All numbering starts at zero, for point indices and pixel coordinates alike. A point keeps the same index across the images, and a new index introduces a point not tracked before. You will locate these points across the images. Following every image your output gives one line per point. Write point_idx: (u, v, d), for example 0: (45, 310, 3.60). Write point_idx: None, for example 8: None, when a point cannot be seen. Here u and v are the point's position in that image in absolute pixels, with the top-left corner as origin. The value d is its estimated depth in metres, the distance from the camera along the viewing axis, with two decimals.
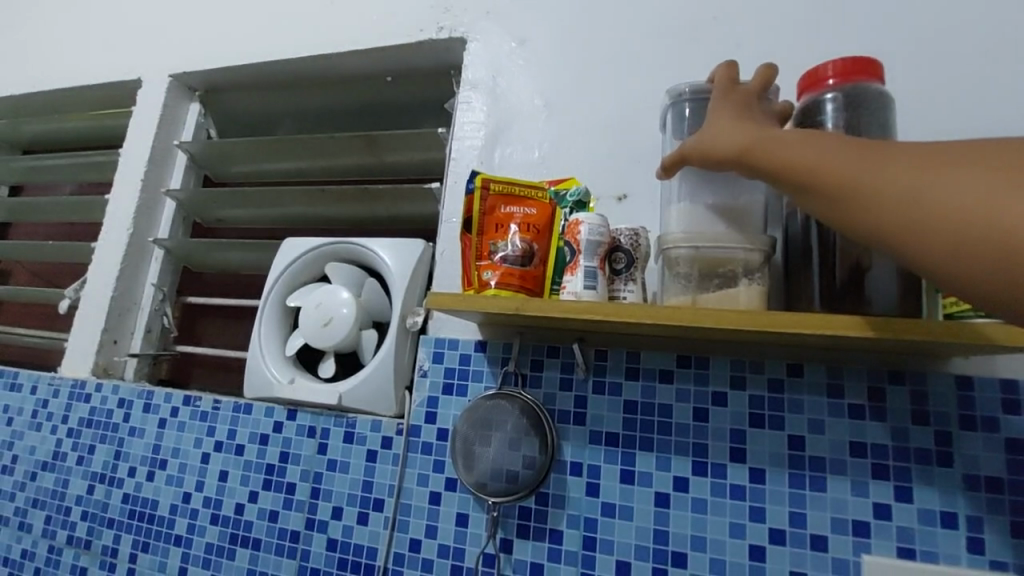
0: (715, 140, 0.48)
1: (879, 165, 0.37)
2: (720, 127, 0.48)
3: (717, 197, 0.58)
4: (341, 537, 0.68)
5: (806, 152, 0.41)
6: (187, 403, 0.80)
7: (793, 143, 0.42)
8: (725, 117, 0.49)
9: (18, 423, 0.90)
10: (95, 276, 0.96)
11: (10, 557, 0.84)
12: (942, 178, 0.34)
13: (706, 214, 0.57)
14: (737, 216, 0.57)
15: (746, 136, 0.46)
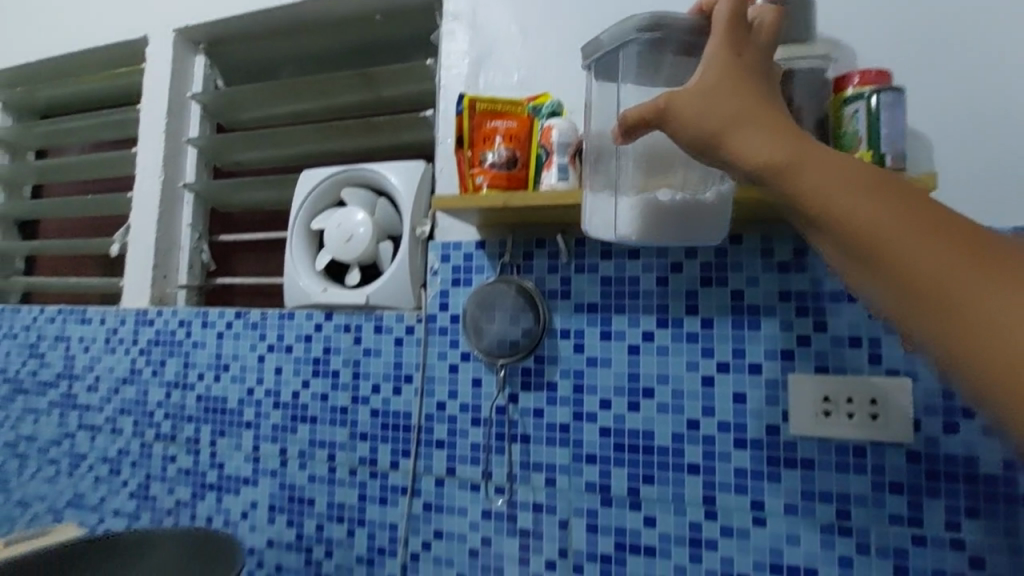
0: (707, 115, 0.43)
1: (882, 207, 0.34)
2: (716, 102, 0.43)
3: (675, 177, 0.59)
4: (381, 406, 0.84)
5: (809, 169, 0.37)
6: (239, 317, 0.95)
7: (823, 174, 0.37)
8: (742, 111, 0.42)
9: (95, 349, 1.05)
10: (138, 220, 1.09)
11: (109, 456, 1.01)
12: (941, 249, 0.31)
13: (657, 212, 0.61)
14: (695, 204, 0.60)
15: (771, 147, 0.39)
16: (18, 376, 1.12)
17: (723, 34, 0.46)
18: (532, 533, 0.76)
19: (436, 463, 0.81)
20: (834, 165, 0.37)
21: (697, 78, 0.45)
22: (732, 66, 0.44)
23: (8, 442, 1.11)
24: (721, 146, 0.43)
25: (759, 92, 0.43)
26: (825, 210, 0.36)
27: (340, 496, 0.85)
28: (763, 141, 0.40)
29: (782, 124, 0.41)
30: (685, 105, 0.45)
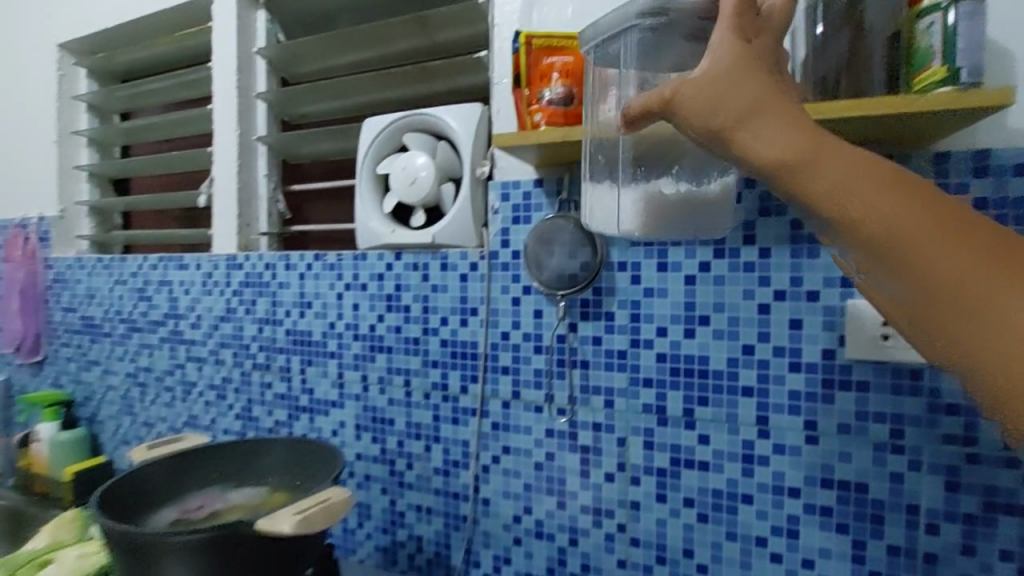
0: (722, 109, 0.42)
1: (901, 211, 0.35)
2: (731, 96, 0.41)
3: (681, 171, 0.64)
4: (450, 337, 0.92)
5: (829, 170, 0.38)
6: (317, 259, 1.03)
7: (842, 178, 0.37)
8: (757, 105, 0.41)
9: (195, 291, 1.18)
10: (219, 172, 1.19)
11: (215, 384, 1.16)
12: (958, 254, 0.33)
13: (660, 204, 0.65)
14: (702, 195, 0.65)
15: (789, 144, 0.39)
16: (132, 316, 1.28)
17: (733, 16, 0.43)
18: (592, 449, 0.82)
19: (502, 387, 0.88)
20: (856, 170, 0.37)
21: (708, 66, 0.43)
22: (745, 55, 0.42)
23: (130, 373, 1.29)
24: (734, 142, 0.42)
25: (774, 83, 0.42)
26: (851, 218, 0.37)
27: (416, 417, 0.94)
28: (782, 141, 0.39)
29: (798, 120, 0.40)
30: (695, 95, 0.43)
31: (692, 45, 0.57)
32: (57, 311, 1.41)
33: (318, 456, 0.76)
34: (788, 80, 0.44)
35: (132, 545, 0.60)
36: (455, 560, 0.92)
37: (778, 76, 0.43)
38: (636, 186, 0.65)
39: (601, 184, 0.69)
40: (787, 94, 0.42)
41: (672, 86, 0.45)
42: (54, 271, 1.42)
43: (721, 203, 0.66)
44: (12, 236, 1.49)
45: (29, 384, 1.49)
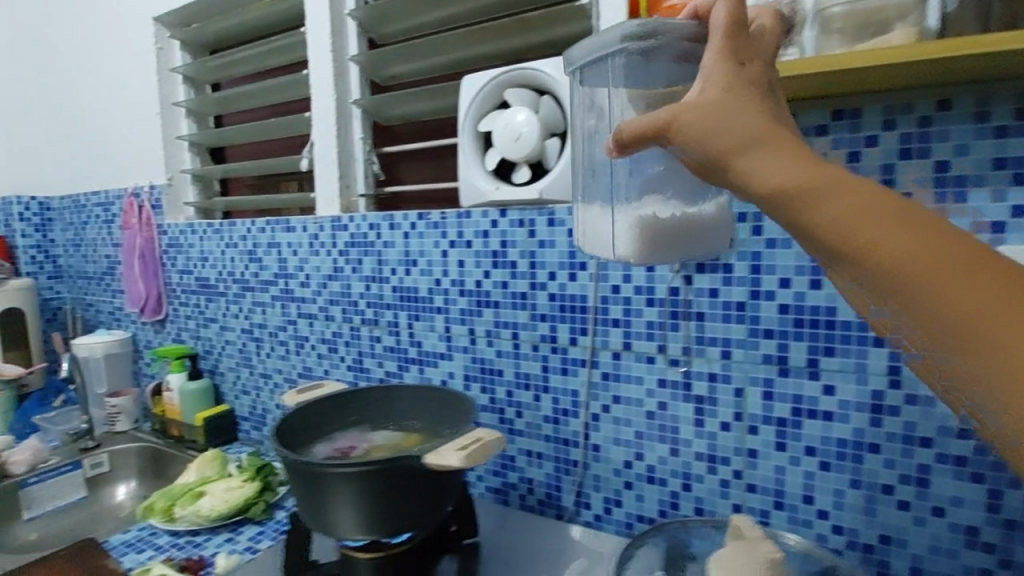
0: (724, 134, 0.43)
1: (898, 238, 0.37)
2: (733, 121, 0.43)
3: (671, 193, 0.65)
4: (558, 291, 0.94)
5: (827, 198, 0.39)
6: (421, 218, 1.07)
7: (839, 206, 0.39)
8: (752, 134, 0.42)
9: (303, 251, 1.25)
10: (319, 137, 1.23)
11: (326, 338, 1.24)
12: (955, 279, 0.35)
13: (649, 232, 0.65)
14: (689, 217, 0.66)
15: (786, 173, 0.40)
16: (244, 277, 1.37)
17: (725, 38, 0.45)
18: (707, 399, 0.83)
19: (613, 339, 0.89)
20: (859, 197, 0.38)
21: (700, 93, 0.44)
22: (741, 80, 0.44)
23: (245, 329, 1.40)
24: (731, 170, 0.43)
25: (767, 110, 0.43)
26: (848, 244, 0.38)
27: (524, 368, 0.98)
28: (786, 170, 0.40)
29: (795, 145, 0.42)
30: (689, 120, 0.44)
31: (681, 67, 0.59)
32: (174, 273, 1.54)
33: (451, 402, 0.81)
34: (781, 103, 0.46)
35: (318, 481, 0.67)
36: (565, 501, 0.97)
37: (772, 101, 0.45)
38: (630, 213, 0.65)
39: (599, 207, 0.69)
40: (780, 119, 0.44)
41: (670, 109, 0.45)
42: (168, 237, 1.54)
43: (711, 225, 0.69)
44: (127, 205, 1.61)
45: (153, 339, 1.64)
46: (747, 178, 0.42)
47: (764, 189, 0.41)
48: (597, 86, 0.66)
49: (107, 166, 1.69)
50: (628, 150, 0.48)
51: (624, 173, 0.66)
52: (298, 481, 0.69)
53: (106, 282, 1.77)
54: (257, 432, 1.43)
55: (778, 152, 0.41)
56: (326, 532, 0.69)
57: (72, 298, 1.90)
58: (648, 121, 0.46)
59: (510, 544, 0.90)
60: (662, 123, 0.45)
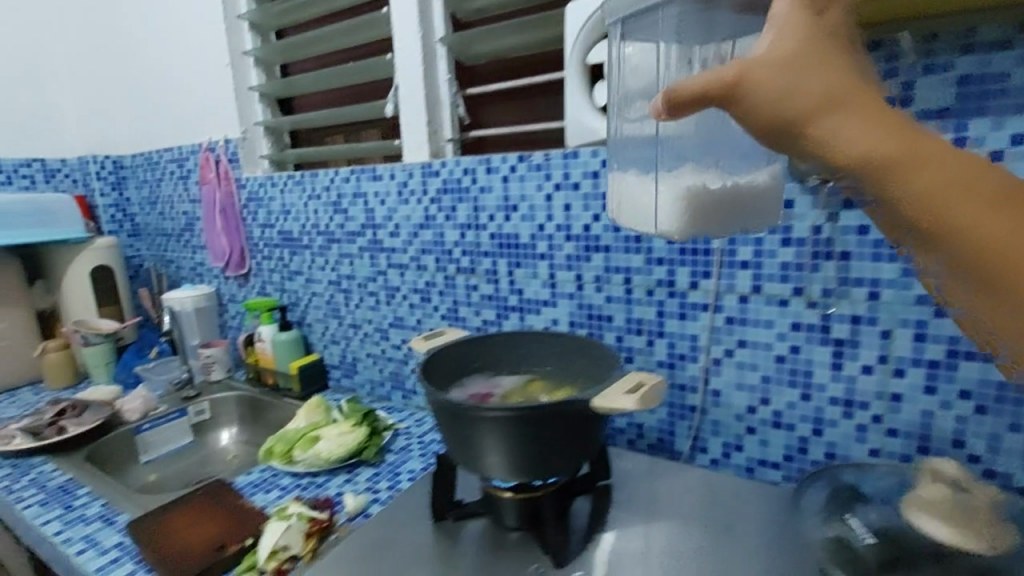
0: (800, 93, 0.42)
1: (976, 205, 0.39)
2: (809, 80, 0.42)
3: (722, 164, 0.61)
4: None
5: (907, 164, 0.40)
6: (522, 160, 1.02)
7: (920, 173, 0.40)
8: (831, 96, 0.41)
9: (391, 201, 1.23)
10: (405, 80, 1.19)
11: (419, 288, 1.24)
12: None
13: (696, 203, 0.60)
14: (743, 189, 0.61)
15: (868, 140, 0.41)
16: (329, 229, 1.37)
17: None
18: (848, 342, 0.80)
19: (740, 282, 0.85)
20: (928, 157, 0.40)
21: (773, 49, 0.43)
22: (813, 33, 0.43)
23: (332, 281, 1.41)
24: (807, 134, 0.43)
25: (845, 65, 0.42)
26: (925, 209, 0.41)
27: (638, 314, 0.96)
28: (862, 130, 0.41)
29: (869, 101, 0.42)
30: (762, 80, 0.43)
31: (743, 18, 0.55)
32: (255, 228, 1.55)
33: (587, 346, 0.80)
34: (854, 51, 0.44)
35: (470, 423, 0.66)
36: (680, 446, 0.97)
37: (847, 54, 0.43)
38: (673, 184, 0.61)
39: (641, 174, 0.66)
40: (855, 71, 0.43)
41: (739, 63, 0.43)
42: (246, 190, 1.54)
43: (762, 198, 0.64)
44: (203, 160, 1.61)
45: (237, 293, 1.69)
46: (823, 138, 0.42)
47: (840, 150, 0.41)
48: (645, 39, 0.63)
49: (179, 121, 1.68)
50: (681, 112, 0.45)
51: (670, 138, 0.62)
52: (448, 422, 0.68)
53: (186, 238, 1.80)
54: (348, 380, 1.47)
55: (860, 116, 0.41)
56: (472, 469, 0.70)
57: (152, 255, 1.95)
58: (715, 78, 0.43)
59: (631, 485, 0.91)
60: (732, 80, 0.43)
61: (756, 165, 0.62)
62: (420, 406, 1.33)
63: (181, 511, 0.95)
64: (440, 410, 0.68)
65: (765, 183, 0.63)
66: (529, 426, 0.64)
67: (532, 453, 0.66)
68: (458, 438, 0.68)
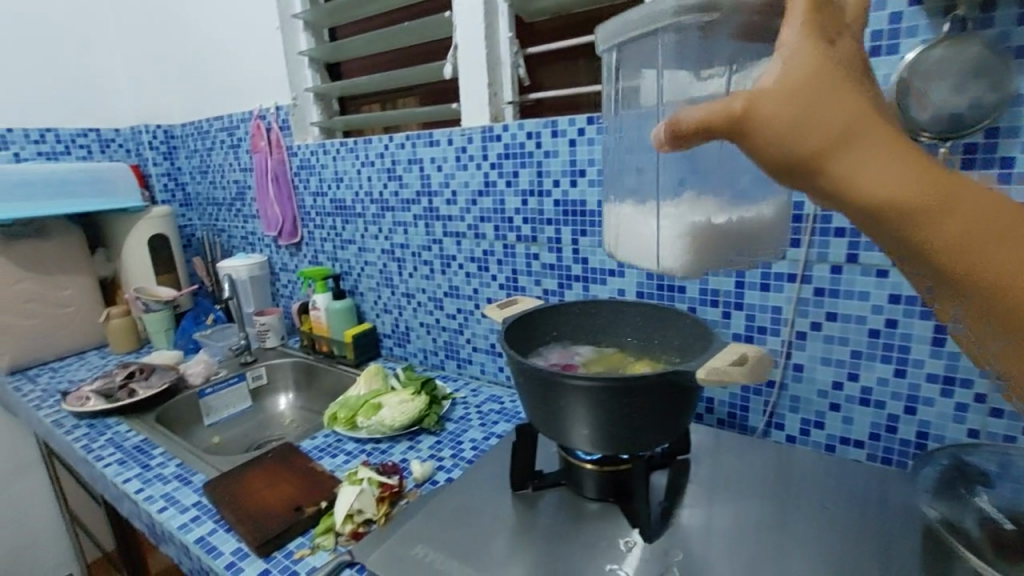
0: (816, 129, 0.37)
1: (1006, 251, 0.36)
2: (825, 116, 0.37)
3: (730, 197, 0.57)
4: None
5: (933, 207, 0.37)
6: (591, 123, 0.98)
7: (948, 219, 0.37)
8: (851, 132, 0.37)
9: (448, 167, 1.20)
10: (465, 40, 1.14)
11: (476, 257, 1.22)
12: None
13: (701, 239, 0.57)
14: (752, 224, 0.57)
15: (890, 183, 0.37)
16: (383, 197, 1.36)
17: (806, 9, 0.38)
18: None
19: (834, 251, 0.79)
20: (957, 199, 0.36)
21: (784, 80, 0.38)
22: (826, 60, 0.38)
23: (385, 250, 1.41)
24: (822, 176, 0.39)
25: (860, 95, 0.38)
26: (951, 256, 0.37)
27: (715, 284, 0.92)
28: (883, 170, 0.37)
29: (888, 137, 0.37)
30: (772, 116, 0.38)
31: (749, 45, 0.50)
32: (307, 196, 1.55)
33: (665, 315, 0.77)
34: (869, 73, 0.40)
35: (553, 390, 0.64)
36: (754, 422, 0.94)
37: (861, 79, 0.39)
38: (674, 217, 0.58)
39: (638, 206, 0.62)
40: (873, 98, 0.38)
41: (744, 97, 0.38)
42: (298, 158, 1.54)
43: (770, 231, 0.59)
44: (254, 128, 1.61)
45: (289, 262, 1.70)
46: (840, 181, 0.38)
47: (857, 194, 0.38)
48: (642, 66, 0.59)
49: (229, 89, 1.68)
50: (683, 142, 0.41)
51: (673, 170, 0.59)
52: (530, 387, 0.67)
53: (237, 207, 1.82)
54: (400, 349, 1.48)
55: (880, 155, 0.37)
56: (556, 437, 0.68)
57: (204, 224, 1.98)
58: (721, 112, 0.39)
59: (704, 458, 0.88)
60: (734, 119, 0.39)
61: (759, 197, 0.57)
62: (475, 376, 1.33)
63: (254, 472, 0.97)
64: (522, 374, 0.67)
65: (773, 216, 0.58)
66: (614, 397, 0.61)
67: (618, 424, 0.63)
68: (540, 405, 0.67)
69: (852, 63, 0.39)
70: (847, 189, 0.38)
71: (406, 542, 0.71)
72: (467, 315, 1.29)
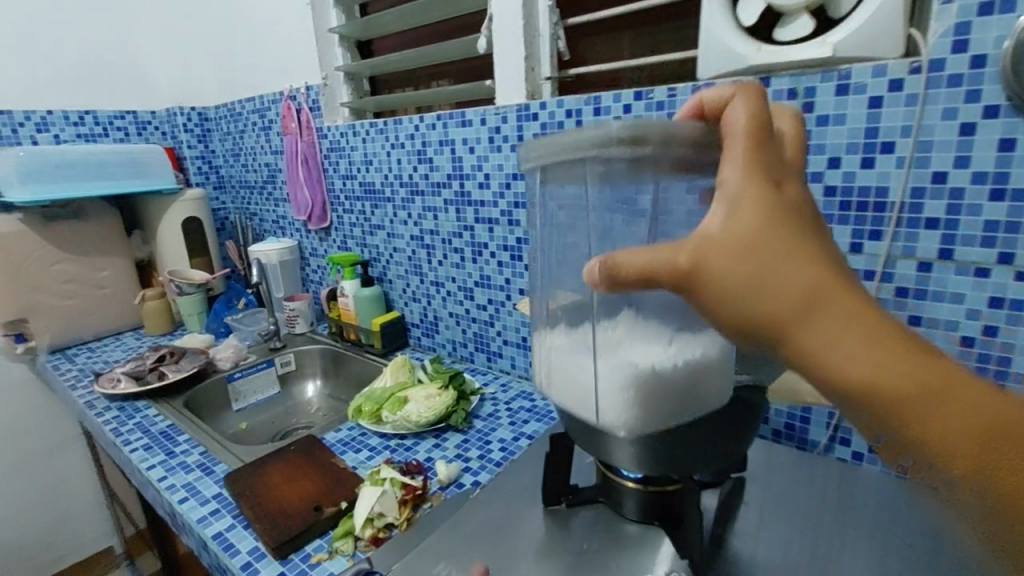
0: (760, 283, 0.38)
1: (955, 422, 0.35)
2: (770, 275, 0.38)
3: (668, 340, 0.52)
4: (842, 183, 0.75)
5: (883, 371, 0.36)
6: (639, 98, 0.89)
7: (897, 383, 0.36)
8: (798, 287, 0.38)
9: (481, 150, 1.13)
10: (500, 10, 1.06)
11: (509, 245, 1.15)
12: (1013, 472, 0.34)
13: (642, 395, 0.52)
14: (695, 367, 0.52)
15: (838, 343, 0.37)
16: (413, 181, 1.30)
17: (747, 156, 0.41)
18: None
19: (924, 245, 0.71)
20: (912, 367, 0.36)
21: (732, 230, 0.39)
22: (770, 212, 0.39)
23: (415, 236, 1.35)
24: (770, 328, 0.39)
25: (807, 247, 0.39)
26: (903, 421, 0.36)
27: None
28: (829, 328, 0.37)
29: (839, 297, 0.37)
30: (720, 268, 0.39)
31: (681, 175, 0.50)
32: (337, 179, 1.51)
33: None
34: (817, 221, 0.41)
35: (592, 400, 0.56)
36: (815, 436, 0.84)
37: (810, 225, 0.40)
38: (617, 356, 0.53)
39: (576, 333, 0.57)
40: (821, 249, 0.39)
41: (689, 252, 0.40)
42: (328, 140, 1.49)
43: (718, 371, 0.54)
44: (285, 110, 1.57)
45: (318, 248, 1.67)
46: (795, 341, 0.38)
47: (815, 356, 0.38)
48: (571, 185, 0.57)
49: (261, 69, 1.64)
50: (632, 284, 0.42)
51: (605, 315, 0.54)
52: (566, 394, 0.59)
53: (268, 191, 1.80)
54: (428, 340, 1.43)
55: (827, 311, 0.37)
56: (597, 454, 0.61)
57: (237, 207, 1.97)
58: (664, 265, 0.40)
59: (757, 474, 0.79)
60: (682, 272, 0.40)
61: (702, 332, 0.52)
62: (505, 370, 1.27)
63: (276, 466, 0.94)
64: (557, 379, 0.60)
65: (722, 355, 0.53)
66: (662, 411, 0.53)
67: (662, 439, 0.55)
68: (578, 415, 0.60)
69: (799, 211, 0.40)
70: (803, 351, 0.38)
71: (429, 554, 0.66)
72: (498, 306, 1.23)
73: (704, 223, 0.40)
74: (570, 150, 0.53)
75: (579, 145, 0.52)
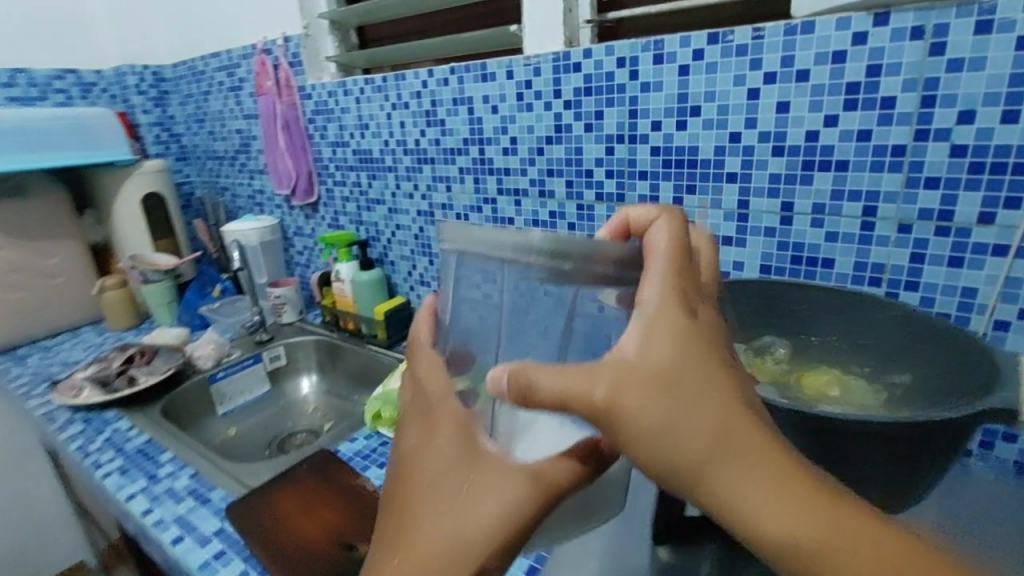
0: (684, 426, 0.32)
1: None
2: (682, 412, 0.32)
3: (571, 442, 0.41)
4: (974, 142, 0.63)
5: (813, 531, 0.31)
6: (713, 42, 0.74)
7: (828, 547, 0.30)
8: (718, 430, 0.32)
9: (505, 109, 0.97)
10: None
11: (540, 220, 1.00)
12: None
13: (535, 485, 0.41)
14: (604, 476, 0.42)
15: (767, 498, 0.31)
16: (420, 147, 1.13)
17: (666, 270, 0.36)
18: None
19: None
20: (836, 527, 0.31)
21: (649, 358, 0.33)
22: (685, 337, 0.33)
23: (422, 211, 1.19)
24: (696, 480, 0.32)
25: (731, 380, 0.33)
26: None
27: (877, 257, 0.72)
28: (759, 487, 0.31)
29: (758, 444, 0.32)
30: (639, 406, 0.32)
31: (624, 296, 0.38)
32: (325, 146, 1.32)
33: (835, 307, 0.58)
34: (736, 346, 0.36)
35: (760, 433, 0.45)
36: None
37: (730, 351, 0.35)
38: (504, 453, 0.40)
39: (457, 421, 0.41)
40: (741, 380, 0.34)
41: (606, 385, 0.32)
42: (313, 101, 1.29)
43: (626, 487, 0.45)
44: (258, 65, 1.34)
45: (305, 226, 1.49)
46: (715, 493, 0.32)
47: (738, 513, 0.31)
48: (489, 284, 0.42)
49: (226, 17, 1.41)
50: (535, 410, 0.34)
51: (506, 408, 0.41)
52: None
53: (241, 161, 1.58)
54: None
55: (754, 460, 0.31)
56: None
57: (204, 181, 1.75)
58: (580, 398, 0.32)
59: None
60: (595, 412, 0.32)
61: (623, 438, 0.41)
62: None
63: (287, 489, 0.79)
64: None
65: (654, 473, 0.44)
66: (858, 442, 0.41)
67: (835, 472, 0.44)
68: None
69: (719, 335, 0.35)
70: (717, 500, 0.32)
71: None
72: None
73: (617, 347, 0.34)
74: (479, 246, 0.40)
75: (496, 239, 0.39)
